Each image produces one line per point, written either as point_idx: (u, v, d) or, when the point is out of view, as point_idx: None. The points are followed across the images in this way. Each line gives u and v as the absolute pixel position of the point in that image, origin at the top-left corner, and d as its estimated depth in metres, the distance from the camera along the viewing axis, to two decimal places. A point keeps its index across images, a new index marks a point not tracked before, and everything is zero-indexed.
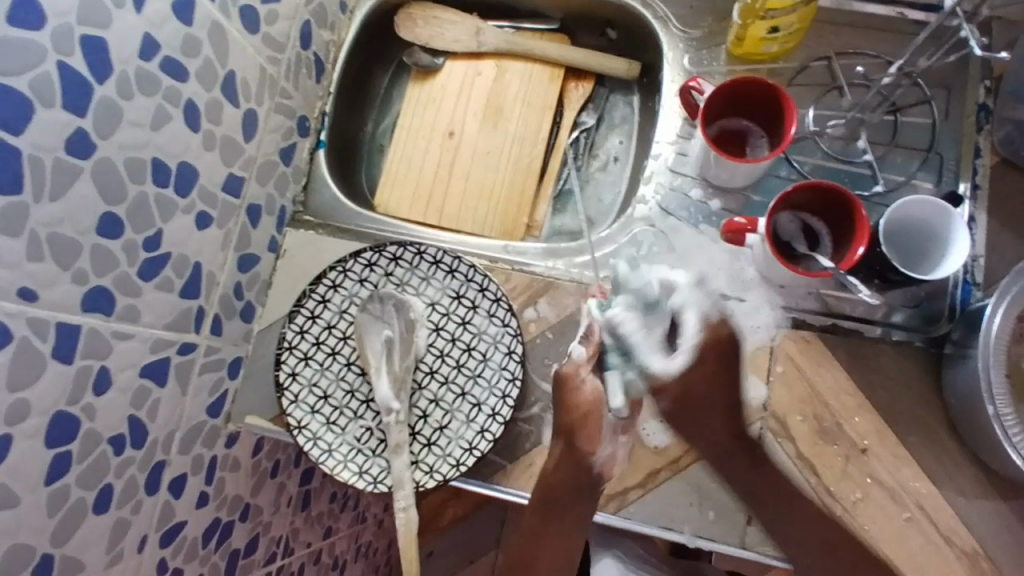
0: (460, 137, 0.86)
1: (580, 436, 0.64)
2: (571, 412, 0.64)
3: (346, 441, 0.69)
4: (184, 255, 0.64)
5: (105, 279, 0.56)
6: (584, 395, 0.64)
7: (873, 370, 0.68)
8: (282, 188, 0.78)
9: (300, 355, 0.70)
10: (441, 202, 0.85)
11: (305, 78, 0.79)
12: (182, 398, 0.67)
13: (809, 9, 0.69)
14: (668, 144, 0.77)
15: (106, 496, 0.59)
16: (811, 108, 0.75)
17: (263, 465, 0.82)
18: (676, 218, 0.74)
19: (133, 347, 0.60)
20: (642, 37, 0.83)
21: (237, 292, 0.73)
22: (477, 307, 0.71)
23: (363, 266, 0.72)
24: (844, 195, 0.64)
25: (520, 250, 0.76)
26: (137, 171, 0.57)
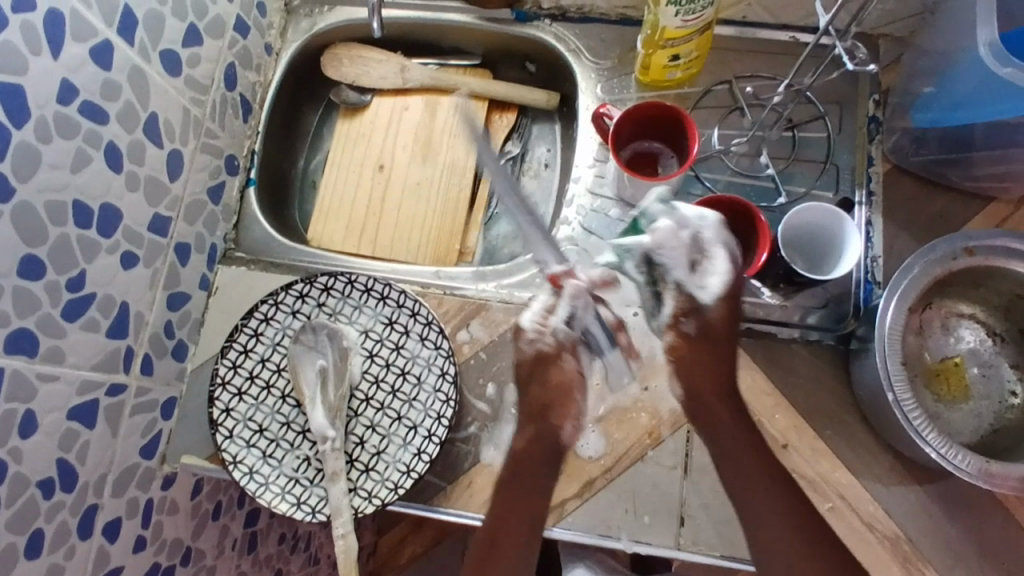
0: (390, 170, 0.89)
1: (553, 414, 0.64)
2: (556, 389, 0.65)
3: (282, 473, 0.69)
4: (110, 295, 0.64)
5: (27, 322, 0.55)
6: (564, 371, 0.65)
7: (788, 369, 0.72)
8: (212, 226, 0.78)
9: (234, 390, 0.70)
10: (374, 233, 0.87)
11: (231, 118, 0.80)
12: (114, 440, 0.66)
13: (705, 37, 0.74)
14: (586, 168, 0.80)
15: (37, 541, 0.59)
16: (715, 129, 0.80)
17: (204, 506, 0.81)
18: (598, 236, 0.78)
19: (60, 388, 0.59)
20: (557, 69, 0.88)
21: (168, 331, 0.73)
22: (409, 331, 0.73)
23: (295, 298, 0.73)
24: (744, 205, 0.69)
25: (452, 275, 0.79)
26: (58, 213, 0.57)
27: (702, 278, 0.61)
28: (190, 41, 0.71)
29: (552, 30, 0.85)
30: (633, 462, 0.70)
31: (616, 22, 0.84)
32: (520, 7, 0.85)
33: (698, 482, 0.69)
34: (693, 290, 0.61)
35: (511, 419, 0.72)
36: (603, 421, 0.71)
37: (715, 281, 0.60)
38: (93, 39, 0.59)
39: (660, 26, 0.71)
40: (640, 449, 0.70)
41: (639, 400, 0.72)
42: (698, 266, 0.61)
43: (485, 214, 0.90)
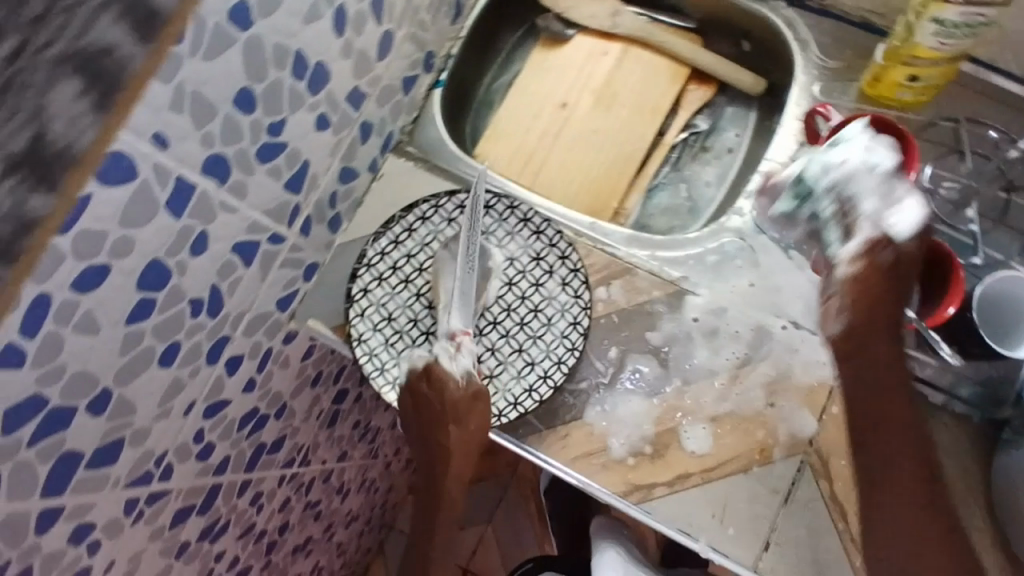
0: (571, 110, 0.87)
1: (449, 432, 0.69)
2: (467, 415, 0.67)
3: (398, 365, 0.70)
4: (297, 149, 0.66)
5: (226, 150, 0.58)
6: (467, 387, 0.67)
7: (927, 435, 0.67)
8: (395, 114, 0.80)
9: (376, 274, 0.73)
10: (538, 168, 0.86)
11: (443, 16, 0.81)
12: (259, 284, 0.70)
13: (953, 67, 0.70)
14: (778, 164, 0.75)
15: (172, 352, 0.63)
16: (930, 165, 0.74)
17: (308, 372, 0.85)
18: (769, 237, 0.74)
19: (234, 221, 0.62)
20: (776, 55, 0.83)
21: (332, 202, 0.75)
22: (553, 272, 0.72)
23: (454, 207, 0.75)
24: (944, 251, 0.64)
25: (605, 231, 0.77)
26: (280, 58, 0.59)
27: (893, 218, 0.62)
28: None
29: (783, 14, 0.80)
30: (735, 471, 0.68)
31: (856, 24, 0.78)
32: None
33: (797, 514, 0.67)
34: (883, 227, 0.62)
35: (624, 388, 0.71)
36: (715, 422, 0.69)
37: (917, 201, 0.62)
38: None
39: (913, 41, 0.67)
40: (747, 461, 0.68)
41: (760, 414, 0.69)
42: (896, 189, 0.62)
43: (649, 182, 0.87)
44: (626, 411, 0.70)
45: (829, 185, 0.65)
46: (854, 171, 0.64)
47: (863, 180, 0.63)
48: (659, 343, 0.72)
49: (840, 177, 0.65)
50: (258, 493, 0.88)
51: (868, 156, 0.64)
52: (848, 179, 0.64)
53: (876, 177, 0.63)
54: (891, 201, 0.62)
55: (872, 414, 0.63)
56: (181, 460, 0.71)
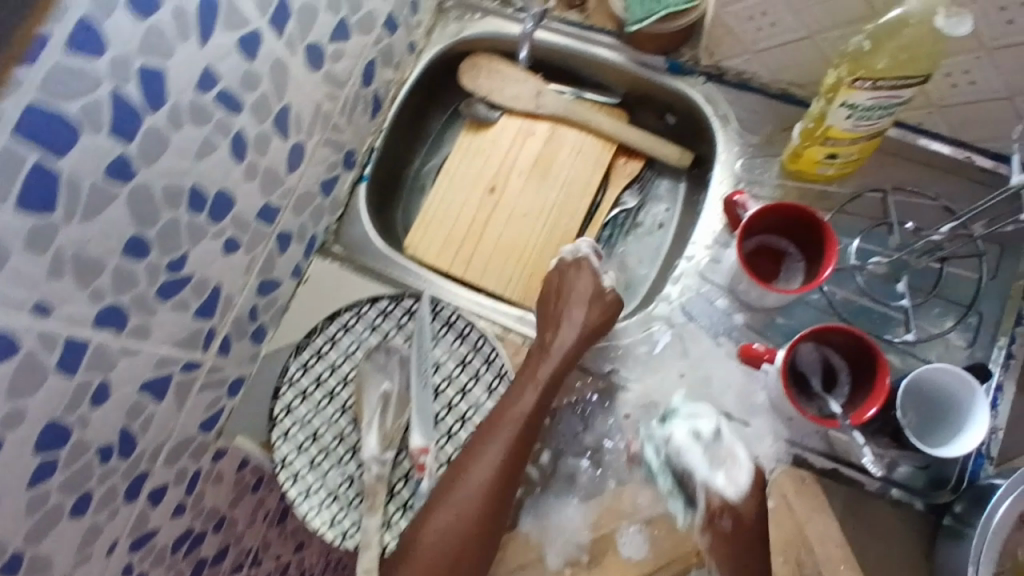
0: (500, 194, 0.86)
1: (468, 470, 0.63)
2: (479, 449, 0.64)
3: (324, 486, 0.68)
4: (205, 277, 0.64)
5: (121, 298, 0.56)
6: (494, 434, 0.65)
7: (865, 525, 0.66)
8: (316, 217, 0.78)
9: (298, 390, 0.71)
10: (469, 255, 0.84)
11: (360, 114, 0.79)
12: (178, 412, 0.68)
13: (872, 143, 0.67)
14: (703, 248, 0.75)
15: (86, 501, 0.61)
16: (856, 240, 0.73)
17: (246, 480, 0.83)
18: (697, 323, 0.73)
19: (138, 362, 0.61)
20: (700, 130, 0.82)
21: (252, 315, 0.74)
22: (479, 377, 0.71)
23: (377, 313, 0.73)
24: (868, 343, 0.62)
25: (535, 324, 0.77)
26: (173, 198, 0.57)
27: (726, 483, 0.64)
28: (339, 36, 0.70)
29: (704, 89, 0.79)
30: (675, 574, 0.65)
31: (776, 96, 0.76)
32: (676, 57, 0.79)
33: None
34: (716, 489, 0.65)
35: (562, 493, 0.69)
36: (652, 524, 0.66)
37: (745, 458, 0.65)
38: (244, 29, 0.58)
39: (827, 123, 0.64)
40: (685, 564, 0.66)
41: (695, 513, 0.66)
42: (722, 466, 0.65)
43: None
44: (562, 519, 0.67)
45: (658, 458, 0.68)
46: (678, 441, 0.66)
47: (701, 423, 0.67)
48: (594, 443, 0.71)
49: (676, 446, 0.66)
50: None
51: (667, 426, 0.68)
52: (674, 449, 0.67)
53: (732, 452, 0.65)
54: (720, 462, 0.65)
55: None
56: None
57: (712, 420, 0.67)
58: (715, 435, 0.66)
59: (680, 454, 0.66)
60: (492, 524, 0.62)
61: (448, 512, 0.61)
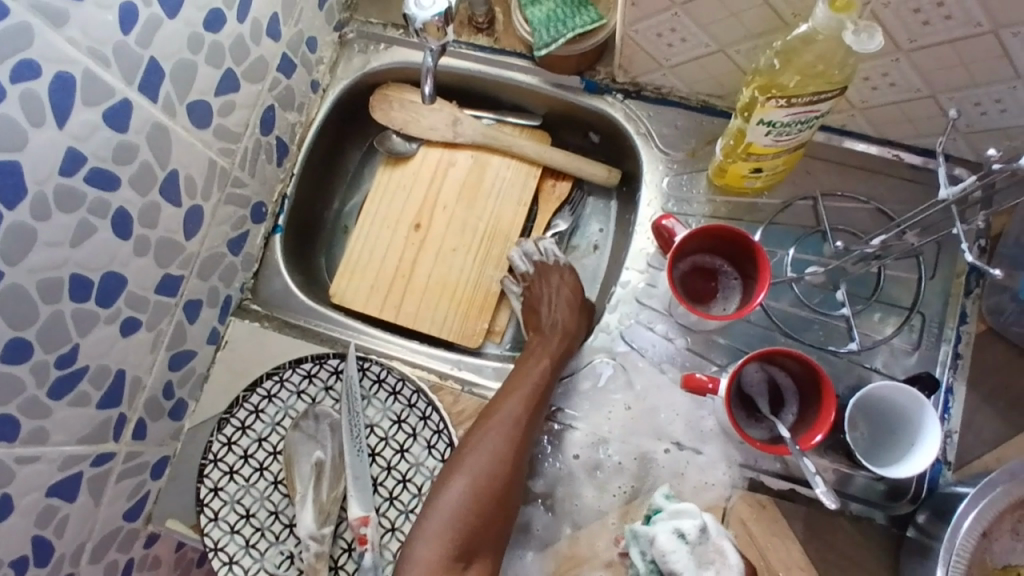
0: (427, 231, 0.82)
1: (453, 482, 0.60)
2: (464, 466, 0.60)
3: (263, 567, 0.64)
4: (105, 365, 0.60)
5: (7, 407, 0.52)
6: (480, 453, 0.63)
7: (828, 545, 0.64)
8: (229, 277, 0.74)
9: (225, 469, 0.66)
10: (400, 299, 0.81)
11: (264, 163, 0.75)
12: (95, 508, 0.64)
13: (795, 155, 0.65)
14: (637, 272, 0.72)
15: None
16: (790, 251, 0.71)
17: (188, 557, 0.79)
18: (637, 351, 0.70)
19: (38, 467, 0.56)
20: (623, 147, 0.79)
21: (167, 391, 0.69)
22: (417, 434, 0.67)
23: (301, 377, 0.68)
24: (811, 364, 0.60)
25: (473, 368, 0.73)
26: (52, 291, 0.53)
27: None
28: (225, 89, 0.66)
29: (622, 107, 0.76)
30: None
31: (697, 109, 0.74)
32: (591, 75, 0.77)
33: None
34: None
35: (515, 544, 0.66)
36: (612, 567, 0.65)
37: (735, 558, 0.59)
38: (109, 101, 0.54)
39: (746, 140, 0.62)
40: None
41: None
42: (710, 567, 0.58)
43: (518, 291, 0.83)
44: (519, 570, 0.66)
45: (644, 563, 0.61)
46: (661, 542, 0.59)
47: (686, 521, 0.59)
48: (545, 490, 0.67)
49: (660, 547, 0.59)
50: None
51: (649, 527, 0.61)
52: (658, 553, 0.59)
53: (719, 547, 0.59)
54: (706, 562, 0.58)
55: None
56: None
57: (697, 519, 0.59)
58: (699, 528, 0.59)
59: (667, 555, 0.58)
60: (480, 539, 0.58)
61: (429, 539, 0.57)
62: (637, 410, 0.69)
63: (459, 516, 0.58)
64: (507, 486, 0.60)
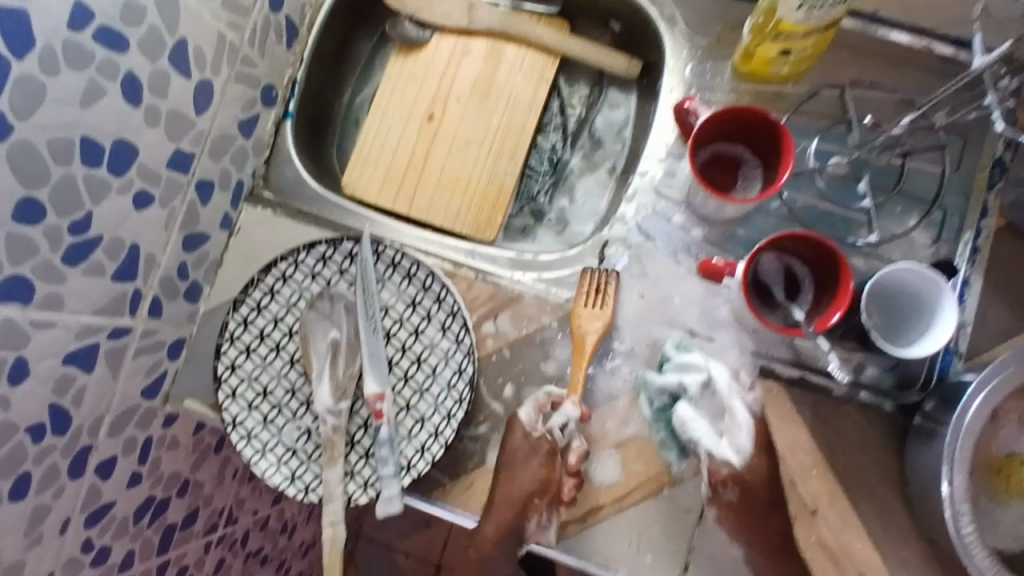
0: (440, 122, 0.80)
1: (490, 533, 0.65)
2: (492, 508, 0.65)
3: (281, 442, 0.66)
4: (119, 237, 0.60)
5: (22, 268, 0.51)
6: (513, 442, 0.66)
7: (835, 431, 0.65)
8: (240, 161, 0.73)
9: (242, 347, 0.67)
10: (411, 192, 0.79)
11: (274, 43, 0.73)
12: (113, 382, 0.64)
13: (827, 35, 0.63)
14: (656, 162, 0.71)
15: (24, 483, 0.57)
16: (814, 141, 0.70)
17: (205, 441, 0.81)
18: (654, 242, 0.70)
19: (56, 335, 0.56)
20: (645, 35, 0.77)
21: (182, 272, 0.69)
22: (431, 317, 0.68)
23: (316, 259, 0.68)
24: (829, 247, 0.60)
25: (487, 257, 0.73)
26: (62, 152, 0.52)
27: (730, 439, 0.65)
28: None
29: None
30: (645, 497, 0.66)
31: None
32: None
33: (713, 530, 0.65)
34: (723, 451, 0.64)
35: None
36: (622, 448, 0.67)
37: (745, 417, 0.65)
38: None
39: (777, 17, 0.60)
40: (657, 484, 0.66)
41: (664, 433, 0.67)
42: (720, 423, 0.65)
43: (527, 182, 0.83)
44: None
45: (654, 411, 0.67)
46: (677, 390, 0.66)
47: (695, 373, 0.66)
48: (556, 372, 0.69)
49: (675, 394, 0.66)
50: (183, 567, 0.85)
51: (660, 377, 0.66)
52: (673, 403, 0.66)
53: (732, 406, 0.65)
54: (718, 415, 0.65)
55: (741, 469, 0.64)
56: None
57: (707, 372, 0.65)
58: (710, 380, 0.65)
59: (683, 407, 0.65)
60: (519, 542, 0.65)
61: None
62: (653, 300, 0.69)
63: (483, 544, 0.65)
64: (525, 503, 0.65)
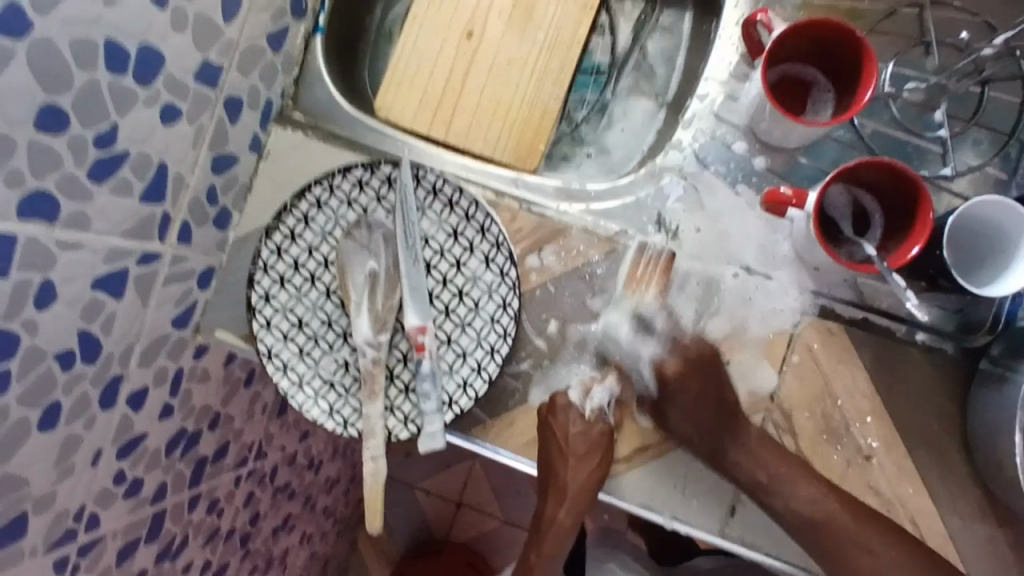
0: (480, 39, 0.74)
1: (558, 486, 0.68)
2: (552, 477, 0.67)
3: (318, 374, 0.64)
4: (145, 154, 0.56)
5: (46, 182, 0.48)
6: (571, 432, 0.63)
7: (895, 374, 0.62)
8: (269, 79, 0.69)
9: (275, 277, 0.64)
10: (449, 116, 0.74)
11: None
12: (143, 310, 0.61)
13: None
14: (718, 84, 0.67)
15: (54, 413, 0.55)
16: (891, 64, 0.65)
17: (235, 375, 0.79)
18: (712, 171, 0.66)
19: (83, 257, 0.53)
20: None
21: (210, 197, 0.66)
22: (473, 249, 0.64)
23: (352, 184, 0.64)
24: (910, 176, 0.55)
25: (530, 186, 0.69)
26: (87, 56, 0.48)
27: None
28: None
29: None
30: (693, 439, 0.63)
31: None
32: None
33: None
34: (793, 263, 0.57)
35: (570, 362, 0.65)
36: (670, 389, 0.64)
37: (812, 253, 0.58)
38: None
39: None
40: None
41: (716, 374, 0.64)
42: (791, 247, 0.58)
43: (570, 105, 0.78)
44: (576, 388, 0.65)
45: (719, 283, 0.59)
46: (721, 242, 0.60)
47: None
48: (601, 309, 0.65)
49: None
50: (213, 501, 0.84)
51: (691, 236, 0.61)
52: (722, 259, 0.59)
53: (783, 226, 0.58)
54: None
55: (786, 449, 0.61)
56: (106, 506, 0.66)
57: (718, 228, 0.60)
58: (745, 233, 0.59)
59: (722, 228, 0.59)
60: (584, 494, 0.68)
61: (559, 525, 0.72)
62: (709, 236, 0.65)
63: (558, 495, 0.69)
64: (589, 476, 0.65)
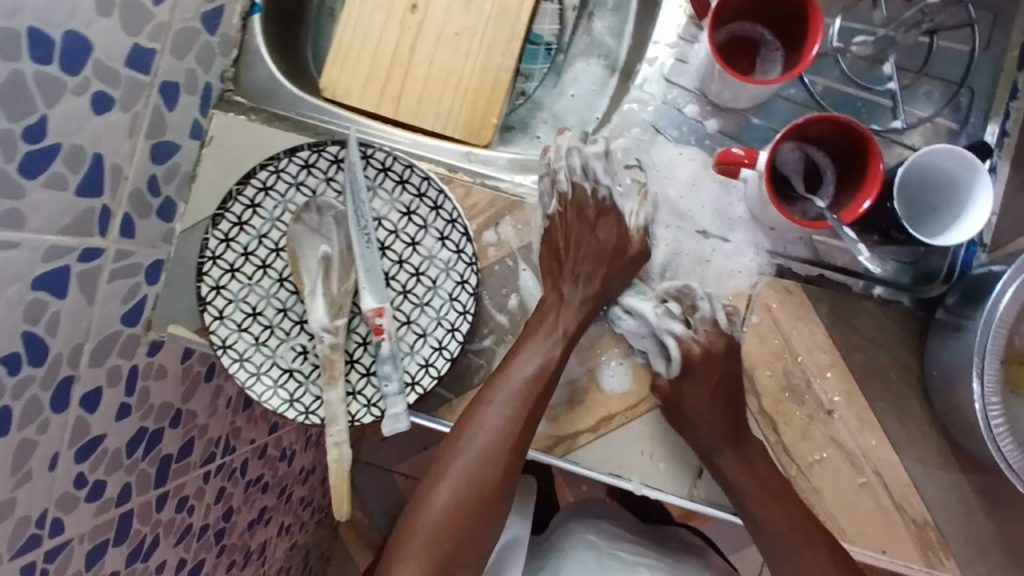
0: (426, 11, 0.72)
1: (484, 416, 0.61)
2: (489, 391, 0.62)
3: (276, 364, 0.62)
4: (78, 145, 0.53)
5: None
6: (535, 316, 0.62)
7: (854, 328, 0.63)
8: (206, 62, 0.66)
9: (225, 266, 0.62)
10: (398, 90, 0.73)
11: None
12: (90, 308, 0.59)
13: None
14: (665, 48, 0.67)
15: (4, 418, 0.53)
16: (838, 19, 0.65)
17: (194, 369, 0.77)
18: (666, 136, 0.66)
19: (21, 256, 0.50)
20: None
21: (153, 188, 0.64)
22: (428, 227, 0.63)
23: (299, 167, 0.63)
24: (855, 128, 0.55)
25: (485, 160, 0.68)
26: (8, 43, 0.45)
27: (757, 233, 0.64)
28: None
29: None
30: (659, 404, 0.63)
31: None
32: None
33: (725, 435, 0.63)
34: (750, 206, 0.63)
35: None
36: (631, 356, 0.64)
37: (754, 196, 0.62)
38: None
39: None
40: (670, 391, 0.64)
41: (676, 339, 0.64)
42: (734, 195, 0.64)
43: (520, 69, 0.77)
44: None
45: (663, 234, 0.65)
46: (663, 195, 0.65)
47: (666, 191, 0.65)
48: None
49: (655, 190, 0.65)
50: (183, 498, 0.82)
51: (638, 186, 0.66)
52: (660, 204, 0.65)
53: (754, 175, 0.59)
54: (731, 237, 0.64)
55: (740, 487, 0.62)
56: (69, 510, 0.63)
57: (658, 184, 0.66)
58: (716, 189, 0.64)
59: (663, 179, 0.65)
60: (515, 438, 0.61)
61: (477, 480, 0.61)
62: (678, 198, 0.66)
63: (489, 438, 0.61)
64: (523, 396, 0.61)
